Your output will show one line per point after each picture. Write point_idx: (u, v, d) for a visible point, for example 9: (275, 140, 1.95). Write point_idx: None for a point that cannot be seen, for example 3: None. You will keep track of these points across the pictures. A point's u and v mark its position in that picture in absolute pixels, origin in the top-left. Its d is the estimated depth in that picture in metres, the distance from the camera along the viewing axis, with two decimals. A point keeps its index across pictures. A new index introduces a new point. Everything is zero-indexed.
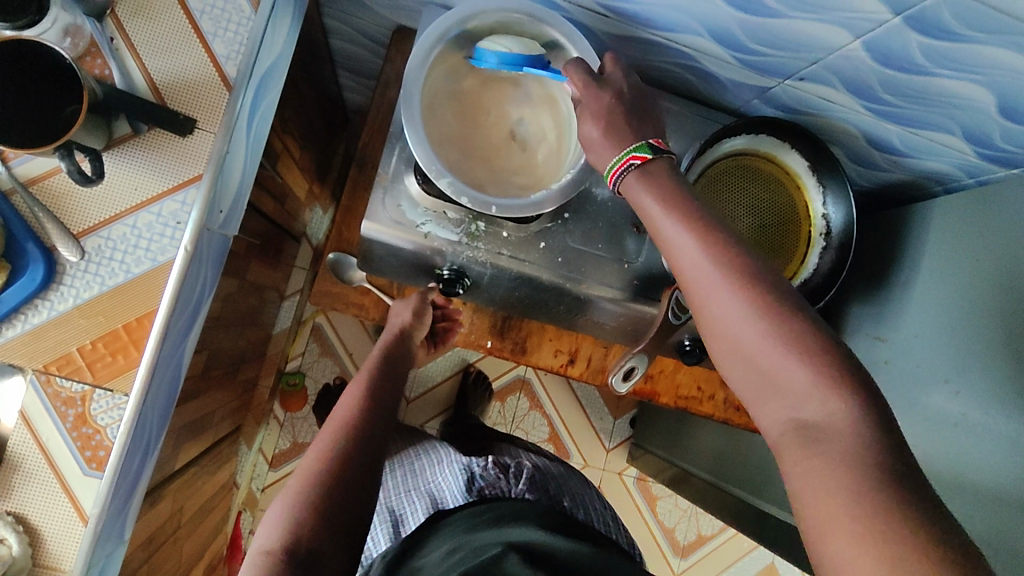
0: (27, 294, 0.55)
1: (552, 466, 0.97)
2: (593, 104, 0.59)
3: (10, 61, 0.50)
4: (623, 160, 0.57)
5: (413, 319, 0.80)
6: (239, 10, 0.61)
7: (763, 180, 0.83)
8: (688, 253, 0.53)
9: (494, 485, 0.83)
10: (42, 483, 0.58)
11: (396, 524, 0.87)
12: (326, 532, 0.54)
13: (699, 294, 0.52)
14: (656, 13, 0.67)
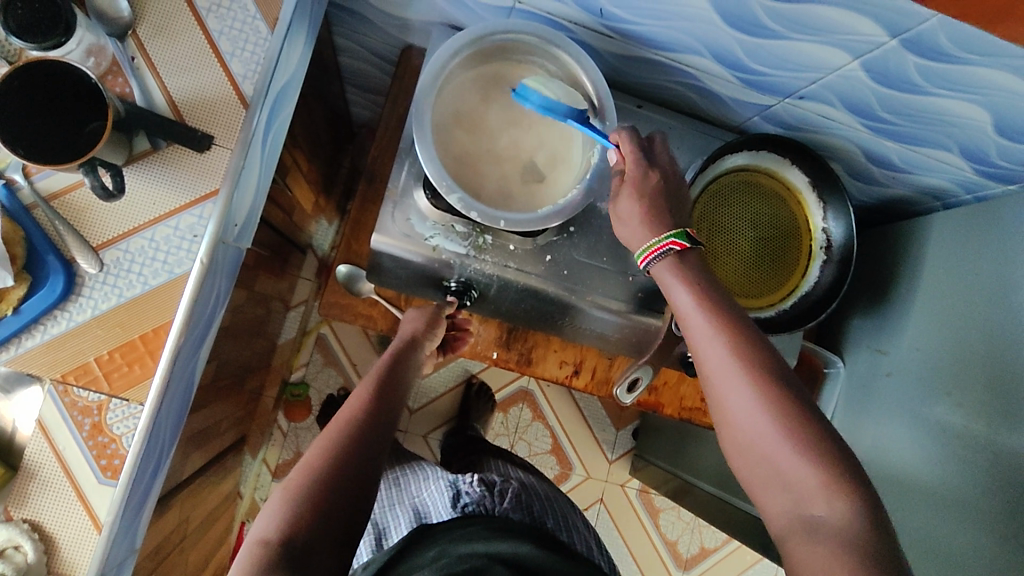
0: (47, 305, 0.57)
1: (537, 487, 0.99)
2: (636, 179, 0.66)
3: (37, 82, 0.51)
4: (660, 245, 0.63)
5: (426, 330, 0.80)
6: (256, 31, 0.63)
7: (764, 197, 0.84)
8: (705, 338, 0.58)
9: (478, 502, 0.85)
10: (58, 491, 0.59)
11: (380, 538, 0.91)
12: (321, 527, 0.54)
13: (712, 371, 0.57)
14: (659, 34, 0.69)
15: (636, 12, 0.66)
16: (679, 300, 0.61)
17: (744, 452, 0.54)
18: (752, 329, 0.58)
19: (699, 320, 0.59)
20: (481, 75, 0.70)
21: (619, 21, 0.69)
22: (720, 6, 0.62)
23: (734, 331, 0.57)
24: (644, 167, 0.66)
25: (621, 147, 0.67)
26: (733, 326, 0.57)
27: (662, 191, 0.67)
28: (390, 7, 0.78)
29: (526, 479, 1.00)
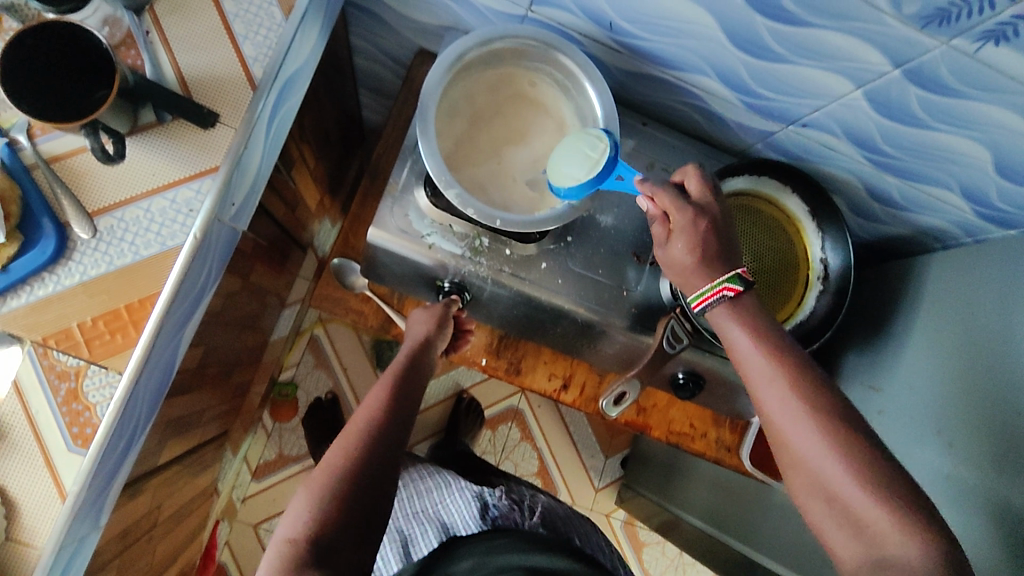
0: (36, 266, 0.57)
1: (554, 504, 0.98)
2: (688, 228, 0.62)
3: (53, 41, 0.52)
4: (716, 290, 0.62)
5: (437, 332, 0.77)
6: (271, 17, 0.64)
7: (764, 224, 0.83)
8: (759, 376, 0.59)
9: (507, 517, 0.89)
10: (26, 456, 0.58)
11: (405, 545, 0.91)
12: (343, 528, 0.55)
13: (768, 412, 0.59)
14: (666, 51, 0.70)
15: (644, 27, 0.67)
16: (736, 343, 0.61)
17: (803, 482, 0.56)
18: (802, 364, 0.59)
19: (757, 363, 0.60)
20: (490, 79, 0.72)
21: (627, 36, 0.70)
22: (725, 25, 0.63)
23: (789, 374, 0.58)
24: (689, 211, 0.62)
25: (663, 199, 0.64)
26: (791, 372, 0.58)
27: (718, 230, 0.63)
28: (406, 9, 0.79)
29: (551, 502, 0.99)
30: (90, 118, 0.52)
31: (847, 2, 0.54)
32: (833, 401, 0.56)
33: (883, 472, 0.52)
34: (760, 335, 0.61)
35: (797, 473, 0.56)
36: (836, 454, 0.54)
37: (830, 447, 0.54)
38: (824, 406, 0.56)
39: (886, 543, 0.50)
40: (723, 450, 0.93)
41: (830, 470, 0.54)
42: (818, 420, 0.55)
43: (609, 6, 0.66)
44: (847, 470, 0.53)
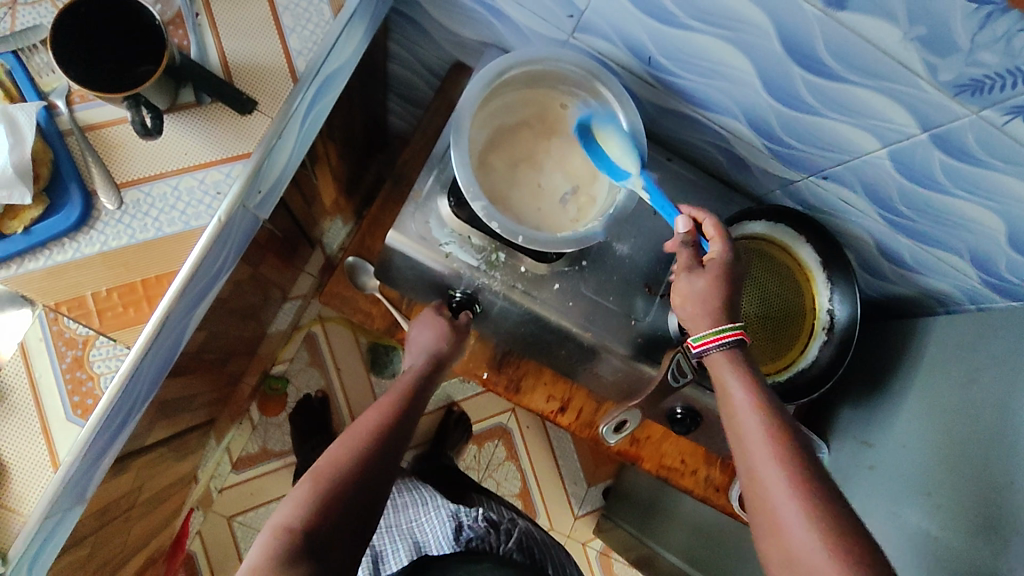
0: (58, 230, 0.57)
1: (535, 533, 0.97)
2: (719, 265, 0.64)
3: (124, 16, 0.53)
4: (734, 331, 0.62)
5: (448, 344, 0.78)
6: (320, 13, 0.66)
7: (774, 269, 0.82)
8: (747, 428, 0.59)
9: (481, 539, 0.87)
10: (23, 420, 0.56)
11: (376, 563, 0.89)
12: (333, 523, 0.55)
13: (749, 468, 0.57)
14: (699, 90, 0.72)
15: (681, 64, 0.69)
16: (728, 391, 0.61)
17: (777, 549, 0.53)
18: (789, 426, 0.58)
19: (747, 416, 0.59)
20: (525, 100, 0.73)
21: (663, 72, 0.72)
22: (761, 72, 0.64)
23: (775, 431, 0.57)
24: (727, 254, 0.65)
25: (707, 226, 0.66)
26: (778, 431, 0.57)
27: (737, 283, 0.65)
28: (449, 22, 0.81)
29: (531, 527, 0.99)
30: (133, 92, 0.53)
31: (882, 62, 0.56)
32: (815, 468, 0.55)
33: (861, 548, 0.50)
34: (755, 391, 0.60)
35: (771, 537, 0.54)
36: (814, 522, 0.51)
37: (808, 514, 0.52)
38: (808, 473, 0.54)
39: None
40: (712, 489, 0.93)
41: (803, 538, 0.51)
42: (799, 480, 0.54)
43: (650, 39, 0.67)
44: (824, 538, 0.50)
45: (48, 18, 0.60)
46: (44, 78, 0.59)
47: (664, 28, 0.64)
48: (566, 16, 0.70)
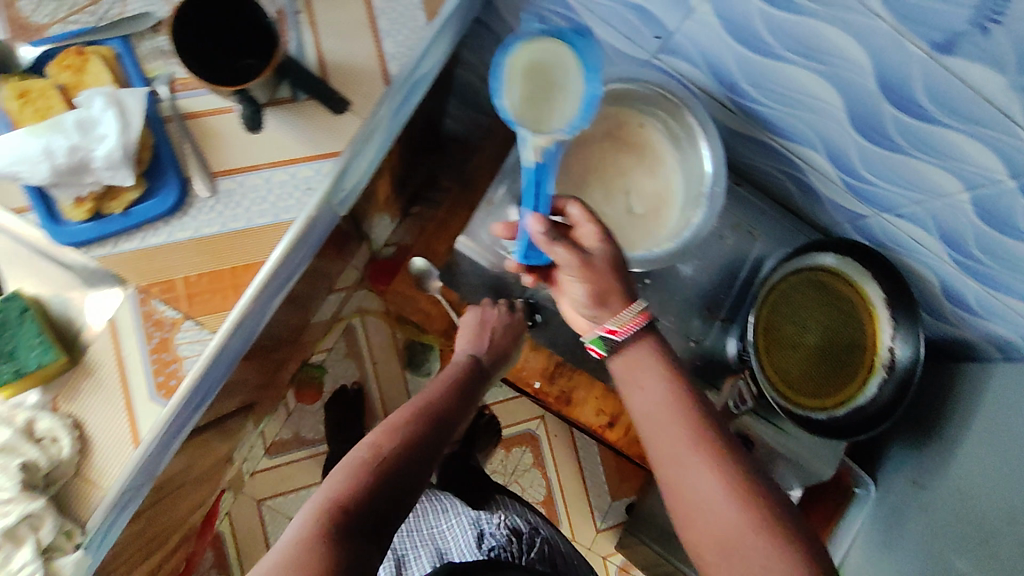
0: (154, 214, 0.58)
1: (559, 543, 0.97)
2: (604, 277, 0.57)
3: (231, 12, 0.54)
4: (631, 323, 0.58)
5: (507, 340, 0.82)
6: (415, 19, 0.67)
7: (835, 302, 0.80)
8: (655, 418, 0.55)
9: (502, 548, 0.87)
10: (109, 395, 0.58)
11: (397, 568, 0.92)
12: (385, 497, 0.55)
13: (678, 473, 0.53)
14: (781, 120, 0.72)
15: (767, 93, 0.69)
16: (637, 385, 0.58)
17: (705, 539, 0.51)
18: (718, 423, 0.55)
19: (658, 395, 0.56)
20: (609, 116, 0.74)
21: (746, 98, 0.72)
22: (851, 106, 0.64)
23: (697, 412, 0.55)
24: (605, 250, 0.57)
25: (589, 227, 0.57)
26: (699, 415, 0.55)
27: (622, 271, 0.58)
28: None
29: (552, 536, 0.98)
30: (241, 87, 0.55)
31: (984, 109, 0.55)
32: (735, 451, 0.53)
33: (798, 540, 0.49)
34: (635, 357, 0.58)
35: (699, 527, 0.51)
36: (747, 509, 0.50)
37: (742, 501, 0.50)
38: (726, 456, 0.52)
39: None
40: None
41: (735, 528, 0.49)
42: (725, 467, 0.52)
43: (737, 65, 0.67)
44: (760, 529, 0.49)
45: (157, 6, 0.61)
46: (149, 64, 0.60)
47: (756, 58, 0.65)
48: (653, 37, 0.70)
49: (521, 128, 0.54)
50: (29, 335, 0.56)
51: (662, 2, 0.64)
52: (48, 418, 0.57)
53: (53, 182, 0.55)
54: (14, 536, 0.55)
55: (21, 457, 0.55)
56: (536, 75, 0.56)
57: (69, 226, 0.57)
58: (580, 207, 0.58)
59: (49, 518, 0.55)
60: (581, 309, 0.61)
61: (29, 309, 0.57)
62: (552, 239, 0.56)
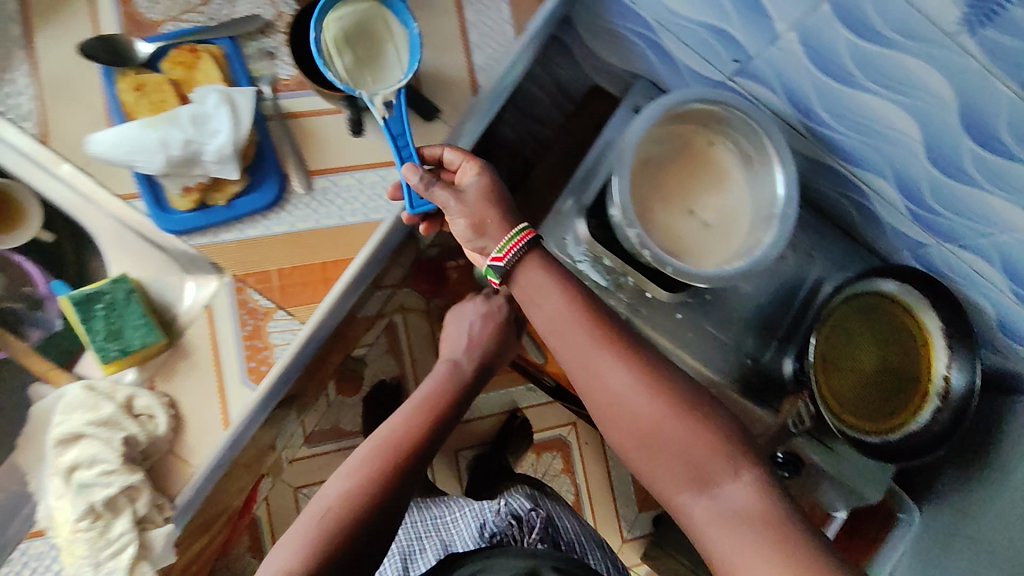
0: (254, 208, 0.61)
1: (567, 526, 0.93)
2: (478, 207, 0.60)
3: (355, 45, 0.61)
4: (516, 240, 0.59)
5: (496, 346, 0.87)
6: (504, 34, 0.69)
7: (896, 329, 0.80)
8: (561, 325, 0.59)
9: (503, 533, 0.84)
10: (202, 376, 0.61)
11: (404, 565, 0.89)
12: (357, 543, 0.60)
13: (598, 381, 0.58)
14: (852, 146, 0.73)
15: (845, 120, 0.70)
16: (539, 290, 0.60)
17: (621, 426, 0.58)
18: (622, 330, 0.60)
19: (557, 307, 0.59)
20: (683, 131, 0.74)
21: (819, 123, 0.73)
22: (928, 137, 0.65)
23: (589, 313, 0.60)
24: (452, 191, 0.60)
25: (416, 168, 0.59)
26: (591, 312, 0.60)
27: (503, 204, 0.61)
28: (604, 51, 0.83)
29: (551, 513, 0.93)
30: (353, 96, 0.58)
31: None
32: (635, 345, 0.59)
33: (704, 411, 0.56)
34: (524, 274, 0.60)
35: (613, 415, 0.58)
36: (657, 395, 0.56)
37: (652, 386, 0.57)
38: (627, 348, 0.58)
39: (721, 481, 0.54)
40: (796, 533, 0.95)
41: (655, 411, 0.56)
42: (636, 364, 0.57)
43: (815, 91, 0.69)
44: (669, 409, 0.56)
45: (264, 9, 0.63)
46: (254, 64, 0.62)
47: (839, 87, 0.66)
48: (731, 60, 0.71)
49: (360, 92, 0.58)
50: (137, 317, 0.60)
51: (748, 27, 0.66)
52: (146, 395, 0.59)
53: (165, 173, 0.58)
54: (114, 507, 0.57)
55: (123, 432, 0.58)
56: (363, 40, 0.60)
57: (174, 214, 0.60)
58: (455, 151, 0.63)
59: (146, 492, 0.58)
60: (459, 242, 0.63)
61: (135, 291, 0.61)
62: (431, 181, 0.59)
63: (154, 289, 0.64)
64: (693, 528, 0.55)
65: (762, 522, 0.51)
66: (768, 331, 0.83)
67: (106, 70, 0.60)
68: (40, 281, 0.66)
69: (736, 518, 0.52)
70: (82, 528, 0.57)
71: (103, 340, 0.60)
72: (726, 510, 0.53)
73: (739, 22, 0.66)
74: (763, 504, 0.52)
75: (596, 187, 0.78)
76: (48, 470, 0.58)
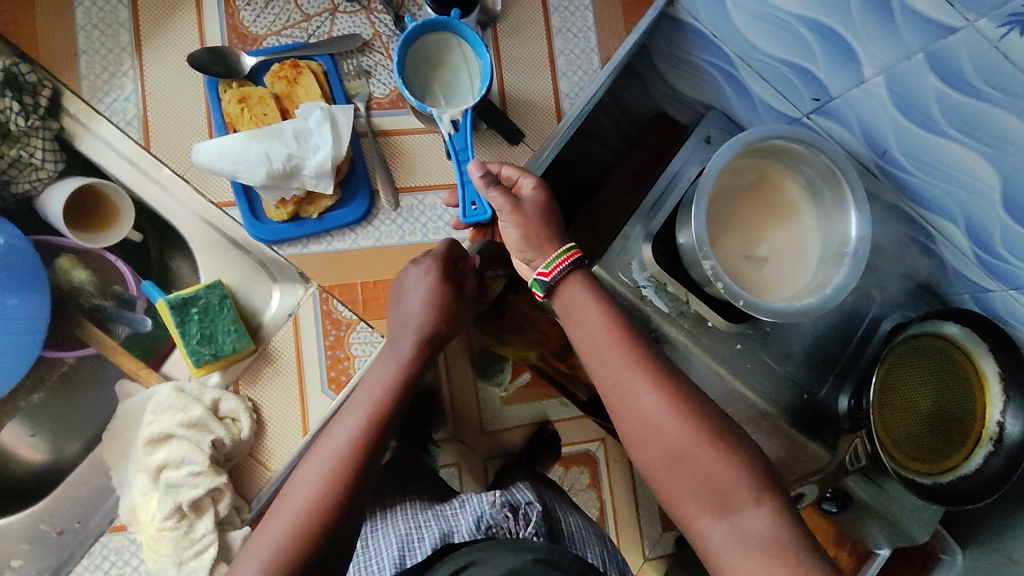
0: (345, 221, 0.63)
1: (579, 524, 0.77)
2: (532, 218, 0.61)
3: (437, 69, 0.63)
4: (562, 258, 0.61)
5: (447, 322, 0.61)
6: (590, 62, 0.72)
7: (953, 372, 0.80)
8: (592, 337, 0.61)
9: (499, 525, 0.68)
10: (284, 383, 0.63)
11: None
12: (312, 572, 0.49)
13: (623, 400, 0.59)
14: (925, 187, 0.71)
15: (920, 164, 0.69)
16: (575, 300, 0.62)
17: (648, 450, 0.57)
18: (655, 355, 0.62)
19: (598, 327, 0.61)
20: (756, 164, 0.74)
21: (891, 161, 0.72)
22: (1008, 187, 0.62)
23: (626, 338, 0.61)
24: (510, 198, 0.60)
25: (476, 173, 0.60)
26: (628, 337, 0.61)
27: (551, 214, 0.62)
28: (676, 78, 0.84)
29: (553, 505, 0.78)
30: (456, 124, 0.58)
31: None
32: (667, 369, 0.59)
33: (730, 437, 0.56)
34: (568, 291, 0.62)
35: (639, 438, 0.58)
36: (686, 418, 0.56)
37: (681, 409, 0.57)
38: (661, 370, 0.59)
39: (743, 509, 0.53)
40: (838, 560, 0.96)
41: (680, 433, 0.56)
42: (664, 387, 0.57)
43: (894, 134, 0.68)
44: (696, 434, 0.55)
45: (362, 28, 0.65)
46: (350, 82, 0.65)
47: (915, 129, 0.65)
48: (811, 98, 0.72)
49: (430, 107, 0.59)
50: (229, 322, 0.63)
51: (834, 67, 0.66)
52: (231, 399, 0.62)
53: (264, 185, 0.59)
54: (198, 508, 0.60)
55: (210, 435, 0.60)
56: (439, 67, 0.62)
57: (266, 224, 0.62)
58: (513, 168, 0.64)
59: (228, 494, 0.61)
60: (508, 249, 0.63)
61: (227, 297, 0.64)
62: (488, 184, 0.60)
63: (243, 296, 0.66)
64: (709, 555, 0.54)
65: (782, 552, 0.50)
66: (825, 365, 0.83)
67: (211, 81, 0.63)
68: (131, 283, 0.67)
69: (753, 543, 0.51)
70: (168, 527, 0.59)
71: (196, 343, 0.61)
72: (745, 538, 0.52)
73: (824, 63, 0.66)
74: (779, 534, 0.51)
75: (664, 216, 0.79)
76: (136, 467, 0.61)
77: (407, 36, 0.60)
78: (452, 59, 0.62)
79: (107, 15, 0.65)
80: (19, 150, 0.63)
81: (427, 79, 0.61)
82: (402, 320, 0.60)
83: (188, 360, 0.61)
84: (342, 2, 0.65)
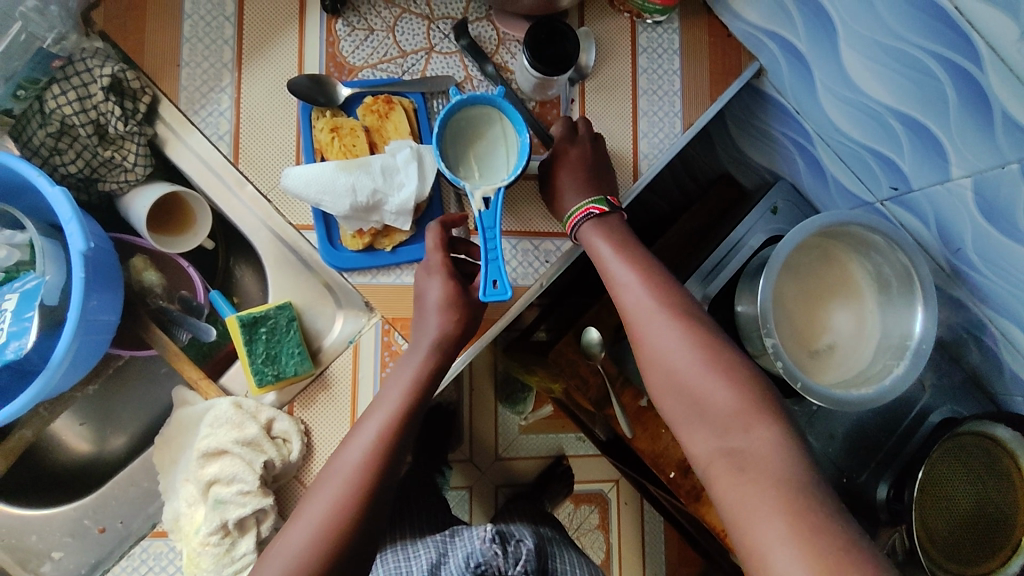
0: (415, 258, 0.67)
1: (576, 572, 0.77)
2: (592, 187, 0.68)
3: (481, 142, 0.64)
4: (582, 210, 0.66)
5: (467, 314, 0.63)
6: (672, 126, 0.75)
7: (997, 473, 0.75)
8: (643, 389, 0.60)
9: (488, 563, 0.70)
10: (337, 409, 0.66)
11: None
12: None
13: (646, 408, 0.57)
14: (994, 291, 0.68)
15: (992, 268, 0.66)
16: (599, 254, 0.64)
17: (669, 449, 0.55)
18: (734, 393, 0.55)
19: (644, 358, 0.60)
20: (825, 246, 0.74)
21: (960, 259, 0.69)
22: None
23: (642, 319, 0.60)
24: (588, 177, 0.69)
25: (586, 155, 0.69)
26: (665, 311, 0.59)
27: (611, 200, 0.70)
28: (750, 145, 0.86)
29: (545, 544, 0.78)
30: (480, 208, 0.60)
31: None
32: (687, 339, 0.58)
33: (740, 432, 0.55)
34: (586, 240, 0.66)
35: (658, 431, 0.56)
36: (714, 373, 0.55)
37: (709, 367, 0.55)
38: (693, 323, 0.58)
39: (727, 471, 0.51)
40: None
41: (714, 398, 0.54)
42: (680, 351, 0.57)
43: (971, 234, 0.66)
44: (702, 419, 0.55)
45: (455, 70, 0.71)
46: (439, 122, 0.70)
47: (997, 233, 0.62)
48: (889, 186, 0.72)
49: (463, 181, 0.60)
50: (292, 345, 0.68)
51: (920, 162, 0.65)
52: (285, 421, 0.65)
53: (345, 216, 0.64)
54: (242, 527, 0.63)
55: (263, 455, 0.63)
56: (480, 142, 0.64)
57: (341, 251, 0.66)
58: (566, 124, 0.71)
59: (271, 516, 0.64)
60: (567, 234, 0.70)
61: (294, 319, 0.69)
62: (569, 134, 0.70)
63: (307, 317, 0.71)
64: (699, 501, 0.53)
65: (780, 505, 0.47)
66: (866, 451, 0.83)
67: (305, 106, 0.67)
68: (199, 290, 0.76)
69: (755, 494, 0.49)
70: (211, 542, 0.62)
71: (261, 363, 0.67)
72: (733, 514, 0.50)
73: (910, 155, 0.66)
74: (798, 484, 0.48)
75: (724, 280, 0.79)
76: (185, 476, 0.64)
77: (452, 106, 0.63)
78: (498, 135, 0.64)
79: (213, 30, 0.68)
80: (112, 152, 0.67)
81: (464, 153, 0.63)
82: (425, 313, 0.63)
83: (251, 379, 0.66)
84: (439, 43, 0.71)
